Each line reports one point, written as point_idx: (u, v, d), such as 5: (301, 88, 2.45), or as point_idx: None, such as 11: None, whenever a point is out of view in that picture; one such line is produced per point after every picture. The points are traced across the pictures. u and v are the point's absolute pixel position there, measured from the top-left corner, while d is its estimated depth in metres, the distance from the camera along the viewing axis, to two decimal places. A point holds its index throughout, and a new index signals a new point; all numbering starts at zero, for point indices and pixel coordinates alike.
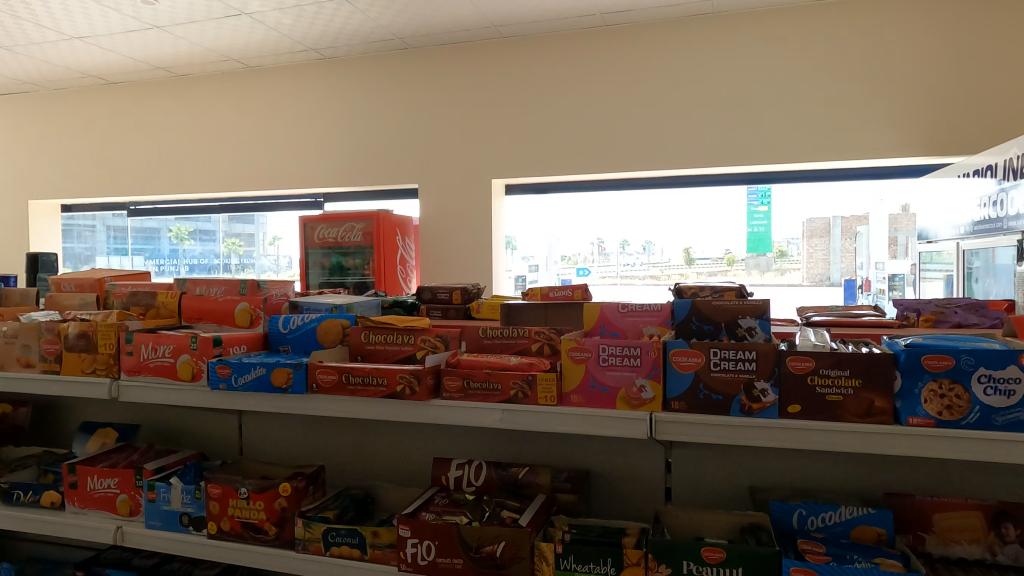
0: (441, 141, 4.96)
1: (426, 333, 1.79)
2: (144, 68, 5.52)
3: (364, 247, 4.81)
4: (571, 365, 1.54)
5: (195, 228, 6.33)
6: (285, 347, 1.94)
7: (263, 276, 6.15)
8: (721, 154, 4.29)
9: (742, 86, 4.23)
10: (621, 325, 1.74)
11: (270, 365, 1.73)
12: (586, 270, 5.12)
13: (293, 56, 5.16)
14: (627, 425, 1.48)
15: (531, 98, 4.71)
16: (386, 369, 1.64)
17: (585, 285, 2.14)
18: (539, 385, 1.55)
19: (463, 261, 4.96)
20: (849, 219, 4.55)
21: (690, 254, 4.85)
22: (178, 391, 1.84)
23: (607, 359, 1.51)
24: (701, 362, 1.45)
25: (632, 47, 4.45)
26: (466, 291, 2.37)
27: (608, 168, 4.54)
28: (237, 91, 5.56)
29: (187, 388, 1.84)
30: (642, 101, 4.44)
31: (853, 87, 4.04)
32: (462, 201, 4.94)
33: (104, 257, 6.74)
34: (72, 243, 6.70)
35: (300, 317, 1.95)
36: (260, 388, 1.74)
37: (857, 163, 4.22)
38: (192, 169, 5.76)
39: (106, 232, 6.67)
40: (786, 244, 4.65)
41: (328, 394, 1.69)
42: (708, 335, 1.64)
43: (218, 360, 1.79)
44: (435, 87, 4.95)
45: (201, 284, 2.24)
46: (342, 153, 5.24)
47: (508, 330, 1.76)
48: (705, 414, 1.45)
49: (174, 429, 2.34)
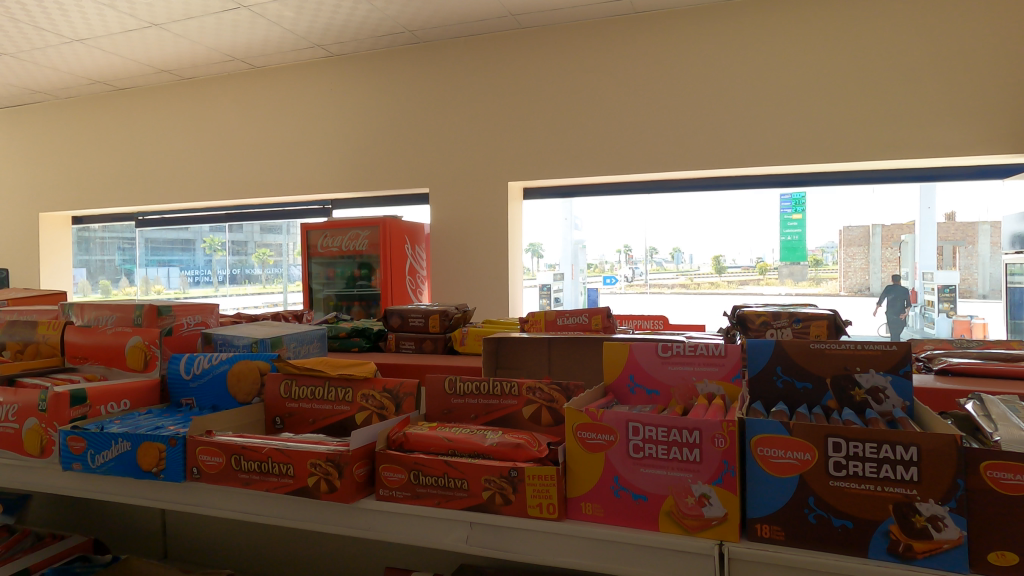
0: (453, 144, 4.37)
1: (369, 387, 1.23)
2: (148, 72, 4.93)
3: (371, 256, 4.37)
4: (581, 455, 0.92)
5: (225, 239, 5.56)
6: (188, 399, 1.44)
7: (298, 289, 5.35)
8: (782, 152, 3.59)
9: (812, 71, 3.52)
10: (662, 379, 1.11)
11: (137, 438, 1.20)
12: (614, 278, 4.36)
13: (299, 54, 4.57)
14: (679, 562, 0.87)
15: (558, 90, 4.09)
16: (294, 451, 1.06)
17: (607, 310, 1.57)
18: (530, 487, 0.94)
19: (477, 277, 4.37)
20: (890, 226, 3.72)
21: (721, 262, 4.08)
22: (41, 474, 1.31)
23: (642, 448, 0.89)
24: (811, 461, 0.81)
25: (681, 32, 3.78)
26: (445, 314, 1.81)
27: (644, 169, 3.89)
28: (239, 93, 4.98)
29: (53, 474, 1.29)
30: (682, 92, 3.79)
31: (962, 74, 3.26)
32: (477, 207, 4.33)
33: (143, 269, 5.98)
34: (114, 255, 6.11)
35: (206, 358, 1.44)
36: (125, 471, 1.22)
37: (938, 163, 3.47)
38: (188, 178, 5.18)
39: (143, 245, 5.90)
40: (821, 251, 3.87)
41: (212, 483, 1.16)
42: (802, 397, 1.05)
43: (73, 427, 1.27)
44: (450, 82, 4.36)
45: (88, 309, 1.80)
46: (344, 158, 4.67)
47: (487, 383, 1.14)
48: (818, 553, 0.81)
49: (81, 506, 1.80)
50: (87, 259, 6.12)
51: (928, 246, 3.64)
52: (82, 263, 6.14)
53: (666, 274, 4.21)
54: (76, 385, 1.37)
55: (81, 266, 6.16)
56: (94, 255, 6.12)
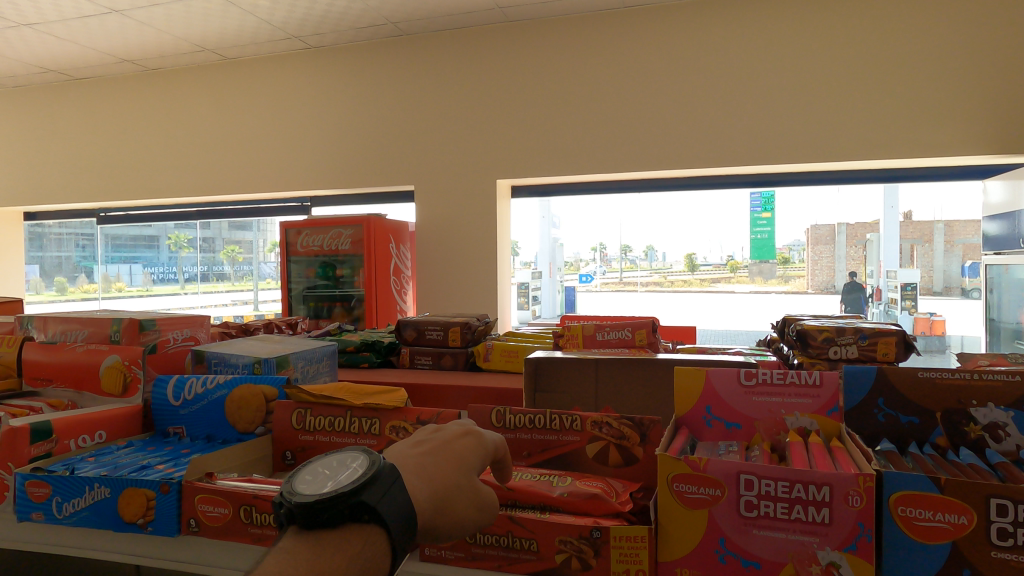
0: (433, 141, 4.09)
1: (399, 417, 1.06)
2: (109, 62, 4.57)
3: (353, 256, 4.14)
4: (678, 512, 0.77)
5: (194, 236, 5.20)
6: (177, 429, 1.26)
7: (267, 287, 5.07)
8: (787, 153, 3.32)
9: (824, 70, 3.24)
10: (746, 412, 0.95)
11: (119, 483, 1.00)
12: (587, 277, 4.04)
13: (275, 46, 4.27)
14: None
15: (545, 86, 3.80)
16: None
17: (648, 325, 1.53)
18: (615, 553, 0.78)
19: (455, 282, 4.10)
20: (854, 226, 3.50)
21: (694, 260, 3.75)
22: None
23: (755, 505, 0.74)
24: (968, 524, 0.70)
25: (680, 26, 3.50)
26: (466, 328, 1.83)
27: (633, 168, 3.63)
28: (209, 86, 4.64)
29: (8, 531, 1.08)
30: (676, 88, 3.52)
31: (962, 72, 3.04)
32: (459, 206, 4.06)
33: (103, 266, 5.57)
34: (71, 251, 5.71)
35: (200, 380, 1.25)
36: (101, 523, 1.02)
37: (928, 163, 3.26)
38: (150, 174, 4.82)
39: (104, 241, 5.50)
40: (788, 249, 3.60)
41: (214, 538, 0.98)
42: (905, 432, 0.94)
43: (32, 470, 1.06)
44: (433, 77, 4.07)
45: (52, 324, 1.60)
46: (320, 155, 4.37)
47: (542, 417, 0.97)
48: None
49: None
50: (41, 256, 5.71)
51: (892, 247, 3.46)
52: (36, 260, 5.73)
53: (640, 272, 3.86)
54: (37, 417, 1.16)
55: (34, 263, 5.77)
56: (48, 252, 5.71)
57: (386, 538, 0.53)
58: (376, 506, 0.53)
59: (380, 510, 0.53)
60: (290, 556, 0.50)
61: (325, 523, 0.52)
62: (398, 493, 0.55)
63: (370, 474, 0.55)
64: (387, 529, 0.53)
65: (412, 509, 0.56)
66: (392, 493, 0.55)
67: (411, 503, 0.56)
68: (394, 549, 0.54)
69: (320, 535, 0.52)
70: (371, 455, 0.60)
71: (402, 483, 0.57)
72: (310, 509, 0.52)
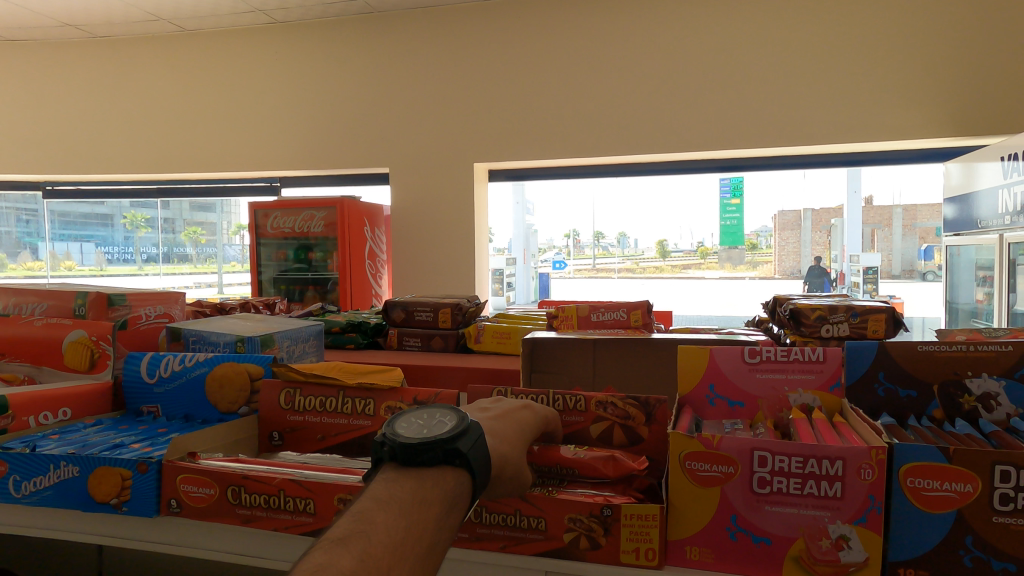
0: (405, 121, 3.99)
1: (395, 398, 1.03)
2: (53, 27, 4.26)
3: (326, 238, 4.03)
4: (687, 489, 0.76)
5: (154, 216, 4.91)
6: (151, 407, 1.20)
7: (232, 270, 4.92)
8: (764, 137, 3.33)
9: (800, 54, 3.25)
10: (749, 389, 0.95)
11: (89, 463, 0.94)
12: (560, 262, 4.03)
13: (238, 18, 4.08)
14: None
15: (520, 65, 3.72)
16: (314, 483, 0.86)
17: (645, 306, 1.57)
18: (622, 531, 0.77)
19: (429, 266, 4.03)
20: (820, 210, 3.56)
21: (665, 247, 3.76)
22: None
23: (770, 481, 0.74)
24: (972, 492, 0.70)
25: (656, 8, 3.46)
26: (456, 309, 1.80)
27: (608, 152, 3.59)
28: (166, 58, 4.40)
29: None
30: (653, 70, 3.48)
31: (929, 60, 3.10)
32: (432, 188, 3.98)
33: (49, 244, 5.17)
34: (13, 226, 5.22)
35: (178, 357, 1.20)
36: (70, 503, 0.95)
37: (896, 149, 3.33)
38: (103, 149, 4.54)
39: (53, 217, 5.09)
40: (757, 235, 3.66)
41: (196, 521, 0.92)
42: (903, 406, 0.95)
43: None
44: (406, 55, 3.95)
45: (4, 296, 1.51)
46: (288, 134, 4.22)
47: (546, 395, 0.95)
48: None
49: None
50: None
51: (855, 232, 3.54)
52: None
53: (612, 258, 3.90)
54: None
55: None
56: None
57: (469, 480, 0.59)
58: (469, 453, 0.59)
59: (470, 456, 0.59)
60: (400, 488, 0.54)
61: (424, 462, 0.57)
62: (480, 445, 0.61)
63: (462, 425, 0.61)
64: (473, 474, 0.59)
65: (487, 461, 0.62)
66: (478, 444, 0.61)
67: (487, 455, 0.63)
68: (474, 490, 0.60)
69: (417, 471, 0.57)
70: (455, 409, 0.65)
71: (483, 436, 0.63)
72: (412, 449, 0.57)
